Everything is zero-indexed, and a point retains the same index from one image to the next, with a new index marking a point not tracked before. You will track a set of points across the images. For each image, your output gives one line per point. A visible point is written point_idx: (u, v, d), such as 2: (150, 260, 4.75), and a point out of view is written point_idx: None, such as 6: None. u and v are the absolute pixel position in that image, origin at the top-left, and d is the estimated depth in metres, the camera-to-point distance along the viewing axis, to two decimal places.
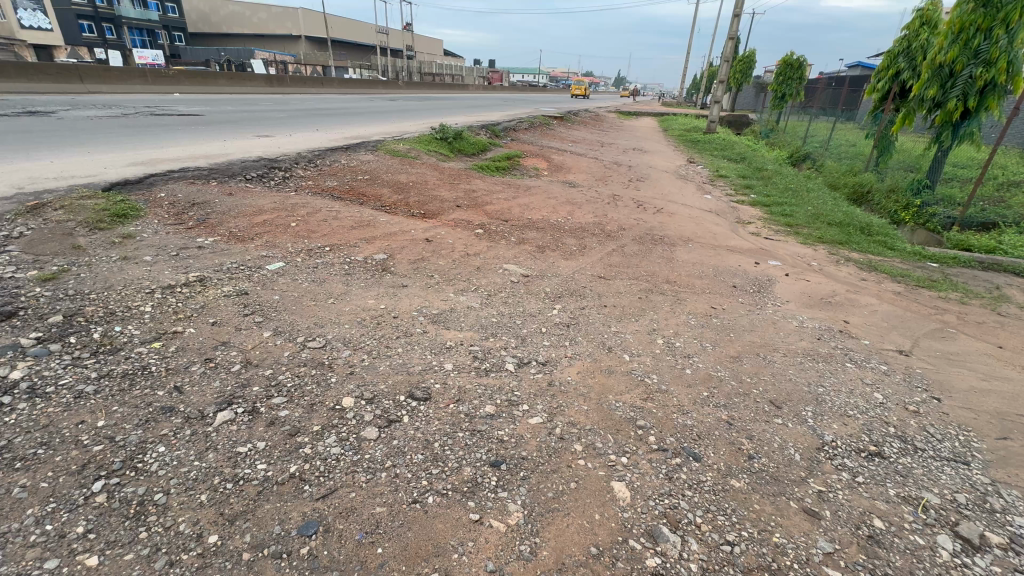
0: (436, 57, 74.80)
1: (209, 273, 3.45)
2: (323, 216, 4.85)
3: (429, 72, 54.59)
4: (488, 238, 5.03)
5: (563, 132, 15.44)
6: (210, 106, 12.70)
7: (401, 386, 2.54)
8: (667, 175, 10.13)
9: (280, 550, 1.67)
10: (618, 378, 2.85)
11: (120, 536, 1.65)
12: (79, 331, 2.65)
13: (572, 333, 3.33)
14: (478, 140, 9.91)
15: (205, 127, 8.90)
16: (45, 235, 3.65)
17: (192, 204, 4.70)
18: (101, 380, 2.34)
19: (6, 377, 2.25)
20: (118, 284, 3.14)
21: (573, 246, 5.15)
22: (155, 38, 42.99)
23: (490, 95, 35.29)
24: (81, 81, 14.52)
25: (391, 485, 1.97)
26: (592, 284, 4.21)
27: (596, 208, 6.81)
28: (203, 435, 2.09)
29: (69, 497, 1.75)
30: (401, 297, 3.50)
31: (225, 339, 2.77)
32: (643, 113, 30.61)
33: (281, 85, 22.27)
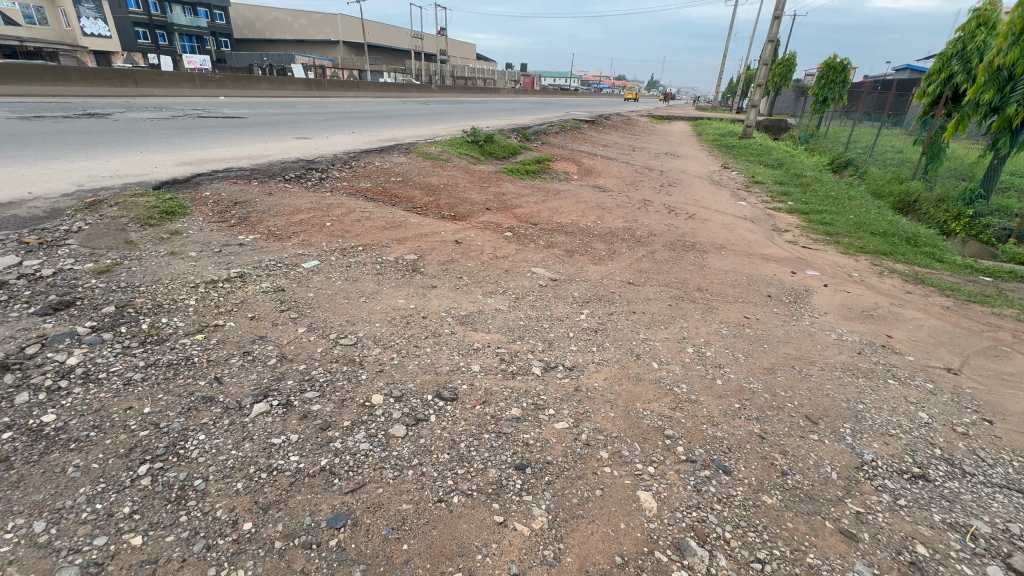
0: (468, 61, 75.68)
1: (248, 270, 3.58)
2: (356, 216, 4.97)
3: (461, 75, 55.43)
4: (517, 241, 5.05)
5: (595, 136, 15.35)
6: (251, 110, 13.26)
7: (429, 385, 2.58)
8: (700, 180, 9.93)
9: (310, 540, 1.72)
10: (646, 386, 2.80)
11: (162, 519, 1.73)
12: (129, 321, 2.80)
13: (599, 338, 3.30)
14: (509, 143, 9.96)
15: (247, 129, 9.28)
16: (100, 229, 3.87)
17: (234, 203, 4.88)
18: (147, 369, 2.46)
19: (64, 362, 2.40)
20: (166, 278, 3.31)
21: (603, 251, 5.12)
22: (204, 44, 45.03)
23: (521, 98, 35.41)
24: (135, 85, 15.37)
25: (418, 483, 2.00)
26: (621, 290, 4.17)
27: (626, 212, 6.73)
28: (241, 425, 2.18)
29: (117, 479, 1.85)
30: (431, 298, 3.56)
31: (263, 333, 2.87)
32: (675, 116, 30.15)
33: (319, 88, 22.97)
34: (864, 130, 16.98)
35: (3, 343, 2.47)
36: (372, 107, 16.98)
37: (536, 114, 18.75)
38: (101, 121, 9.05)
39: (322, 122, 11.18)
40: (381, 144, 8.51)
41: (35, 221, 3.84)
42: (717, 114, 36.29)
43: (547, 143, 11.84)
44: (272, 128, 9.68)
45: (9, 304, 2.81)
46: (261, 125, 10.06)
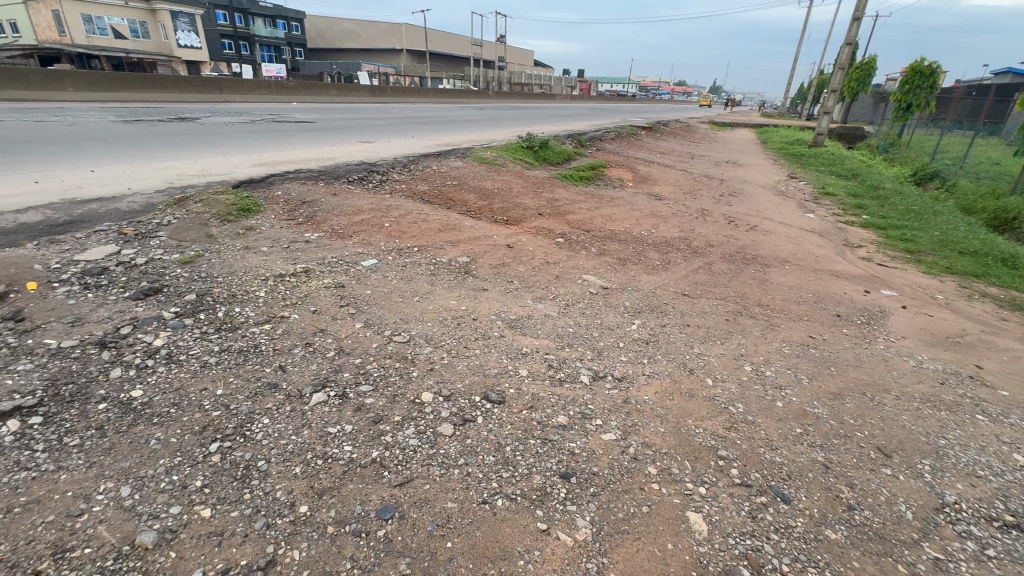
0: (526, 68, 76.57)
1: (313, 266, 3.78)
2: (413, 218, 5.14)
3: (518, 81, 56.14)
4: (569, 247, 5.02)
5: (652, 142, 15.04)
6: (320, 114, 14.12)
7: (477, 387, 2.61)
8: (764, 191, 9.44)
9: (359, 529, 1.78)
10: (699, 403, 2.70)
11: (229, 494, 1.86)
12: (207, 308, 3.04)
13: (651, 350, 3.21)
14: (564, 149, 9.94)
15: (316, 133, 9.84)
16: (186, 223, 4.23)
17: (303, 203, 5.18)
18: (222, 354, 2.66)
19: (152, 343, 2.65)
20: (240, 270, 3.55)
21: (657, 261, 4.98)
22: (281, 54, 48.40)
23: (576, 104, 35.42)
24: (220, 91, 16.85)
25: (463, 482, 2.03)
26: (675, 301, 4.05)
27: (682, 222, 6.53)
28: (301, 412, 2.30)
29: (192, 454, 2.01)
30: (481, 300, 3.61)
31: (323, 326, 3.02)
32: (738, 123, 28.95)
33: (382, 95, 24.05)
34: (955, 139, 15.54)
35: (103, 322, 2.75)
36: (432, 113, 17.58)
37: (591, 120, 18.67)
38: (191, 124, 9.95)
39: (384, 127, 11.71)
40: (439, 148, 8.75)
41: (133, 215, 4.25)
42: (786, 121, 34.50)
43: (602, 149, 11.73)
44: (338, 132, 10.21)
45: (109, 289, 3.12)
46: (330, 129, 10.69)
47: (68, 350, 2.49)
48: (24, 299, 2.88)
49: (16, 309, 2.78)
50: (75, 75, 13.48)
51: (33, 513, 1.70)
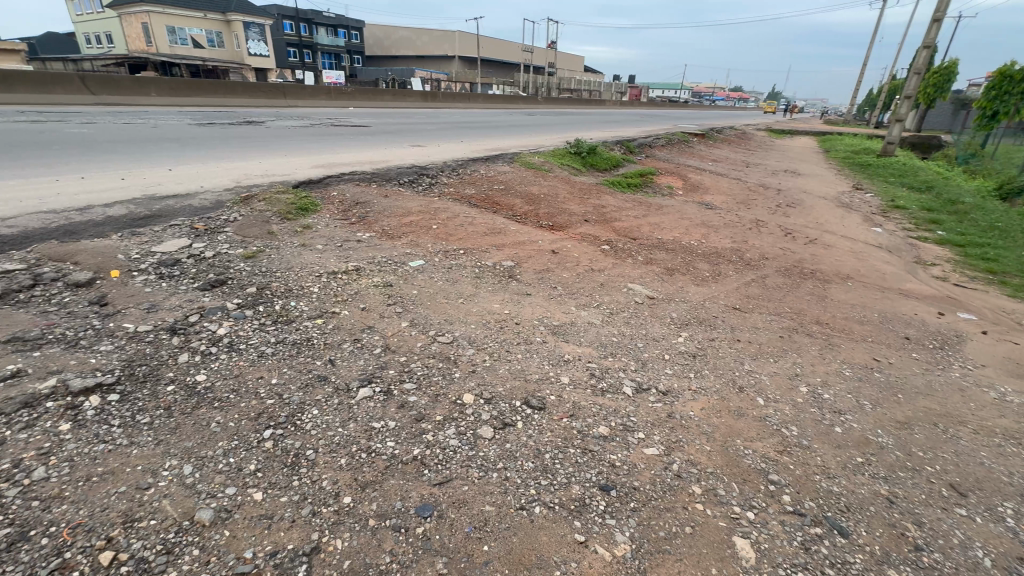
0: (576, 73, 76.35)
1: (363, 265, 3.92)
2: (460, 221, 5.22)
3: (567, 87, 56.11)
4: (614, 255, 4.94)
5: (705, 149, 14.59)
6: (375, 119, 14.64)
7: (518, 391, 2.60)
8: (825, 202, 8.92)
9: (399, 524, 1.82)
10: (748, 422, 2.57)
11: (279, 480, 1.95)
12: (266, 301, 3.21)
13: (698, 364, 3.10)
14: (612, 155, 9.81)
15: (370, 137, 10.20)
16: (250, 220, 4.49)
17: (356, 203, 5.38)
18: (277, 345, 2.80)
19: (216, 331, 2.82)
20: (297, 266, 3.73)
21: (706, 272, 4.82)
22: (340, 61, 50.75)
23: (625, 110, 34.99)
24: (284, 97, 17.86)
25: (502, 486, 2.02)
26: (725, 315, 3.89)
27: (734, 232, 6.27)
28: (347, 405, 2.38)
29: (248, 439, 2.12)
30: (525, 305, 3.61)
31: (371, 323, 3.12)
32: (798, 130, 27.60)
33: (434, 99, 24.66)
34: None
35: (174, 310, 2.96)
36: (481, 118, 17.85)
37: (641, 126, 18.37)
38: (257, 127, 10.64)
39: (434, 131, 12.01)
40: (487, 152, 8.85)
41: (203, 211, 4.56)
42: (852, 129, 32.50)
43: (652, 156, 11.50)
44: (391, 136, 10.52)
45: (180, 279, 3.36)
46: (383, 133, 11.08)
47: (143, 334, 2.70)
48: (108, 286, 3.15)
49: (101, 295, 3.04)
50: (159, 82, 14.72)
51: (109, 483, 1.84)
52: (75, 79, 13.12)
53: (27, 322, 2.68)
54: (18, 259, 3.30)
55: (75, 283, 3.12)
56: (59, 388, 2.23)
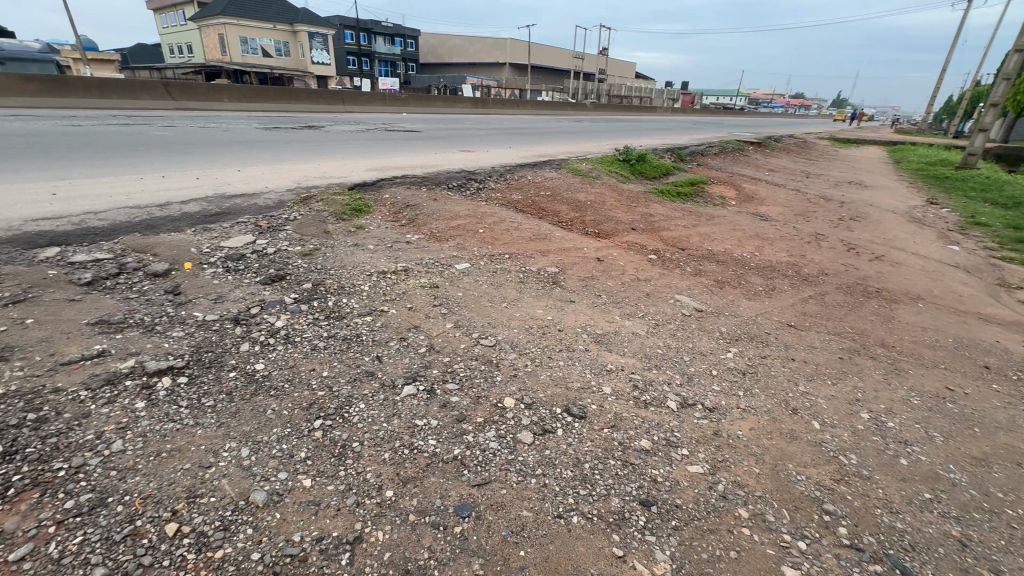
0: (626, 80, 75.45)
1: (412, 266, 4.03)
2: (506, 226, 5.27)
3: (617, 93, 55.55)
4: (661, 265, 4.82)
5: (760, 158, 14.02)
6: (427, 124, 15.00)
7: (559, 398, 2.59)
8: (894, 216, 8.33)
9: (438, 521, 1.85)
10: (801, 446, 2.44)
11: (327, 469, 2.03)
12: (320, 297, 3.36)
13: (748, 382, 2.97)
14: (662, 163, 9.61)
15: (422, 142, 10.48)
16: (308, 220, 4.73)
17: (407, 206, 5.55)
18: (329, 339, 2.92)
19: (275, 323, 2.99)
20: (349, 265, 3.89)
21: (759, 286, 4.62)
22: (395, 69, 52.65)
23: (676, 117, 34.19)
24: (342, 103, 18.73)
25: (540, 493, 2.02)
26: (778, 332, 3.71)
27: (791, 246, 5.98)
28: (392, 402, 2.45)
29: (300, 427, 2.23)
30: (568, 312, 3.59)
31: (417, 323, 3.20)
32: (865, 140, 25.97)
33: (484, 106, 25.05)
34: None
35: (238, 302, 3.16)
36: (530, 124, 17.95)
37: (693, 134, 17.89)
38: (317, 131, 11.21)
39: (483, 137, 12.23)
40: (534, 158, 8.90)
41: (267, 210, 4.84)
42: (927, 139, 30.19)
43: (704, 164, 11.17)
44: (441, 141, 10.78)
45: (244, 273, 3.58)
46: (435, 138, 11.35)
47: (210, 323, 2.89)
48: (182, 276, 3.41)
49: (175, 285, 3.29)
50: (231, 89, 15.82)
51: (176, 460, 1.99)
52: (159, 86, 14.32)
53: (111, 307, 2.94)
54: (106, 249, 3.63)
55: (154, 273, 3.40)
56: (137, 368, 2.43)
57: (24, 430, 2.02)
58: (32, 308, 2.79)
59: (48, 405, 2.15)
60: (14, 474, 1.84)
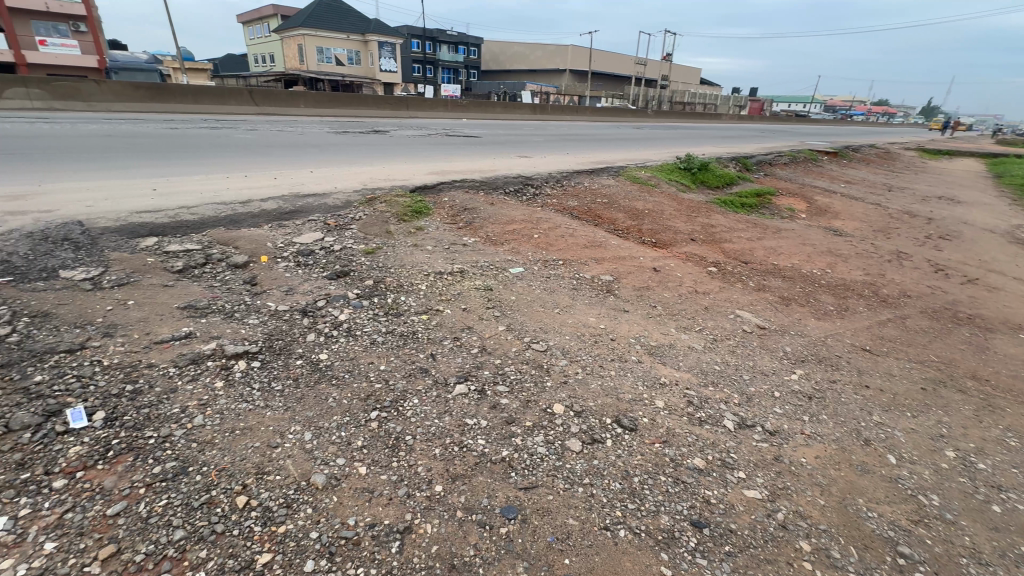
0: (690, 85, 73.24)
1: (468, 268, 4.12)
2: (561, 232, 5.27)
3: (680, 100, 54.03)
4: (722, 278, 4.63)
5: (836, 169, 13.12)
6: (488, 130, 15.27)
7: (609, 409, 2.55)
8: (993, 237, 7.52)
9: (484, 521, 1.88)
10: (873, 481, 2.26)
11: (381, 459, 2.12)
12: (381, 294, 3.51)
13: (814, 407, 2.78)
14: (726, 172, 9.24)
15: (481, 147, 10.69)
16: (372, 219, 4.95)
17: (464, 209, 5.68)
18: (387, 335, 3.05)
19: (338, 316, 3.16)
20: (408, 265, 4.03)
21: (831, 305, 4.32)
22: (458, 76, 54.12)
23: (743, 125, 32.69)
24: (406, 108, 19.45)
25: (586, 502, 2.00)
26: (850, 355, 3.45)
27: (868, 263, 5.55)
28: (444, 399, 2.52)
29: (358, 417, 2.34)
30: (621, 321, 3.53)
31: (471, 324, 3.27)
32: (959, 151, 23.63)
33: (542, 112, 25.16)
34: None
35: (306, 295, 3.37)
36: (589, 131, 17.80)
37: (761, 142, 17.08)
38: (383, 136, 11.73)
39: (540, 142, 12.32)
40: (592, 165, 8.83)
41: (335, 209, 5.13)
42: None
43: (772, 174, 10.61)
44: (500, 147, 10.93)
45: (313, 267, 3.81)
46: (493, 144, 11.52)
47: (281, 313, 3.11)
48: (258, 268, 3.68)
49: (252, 276, 3.56)
50: (307, 95, 16.89)
51: (247, 437, 2.15)
52: (245, 92, 15.53)
53: (198, 293, 3.22)
54: (196, 241, 3.99)
55: (235, 264, 3.70)
56: (218, 351, 2.65)
57: (123, 399, 2.26)
58: (133, 291, 3.12)
59: (143, 378, 2.39)
60: (113, 438, 2.07)
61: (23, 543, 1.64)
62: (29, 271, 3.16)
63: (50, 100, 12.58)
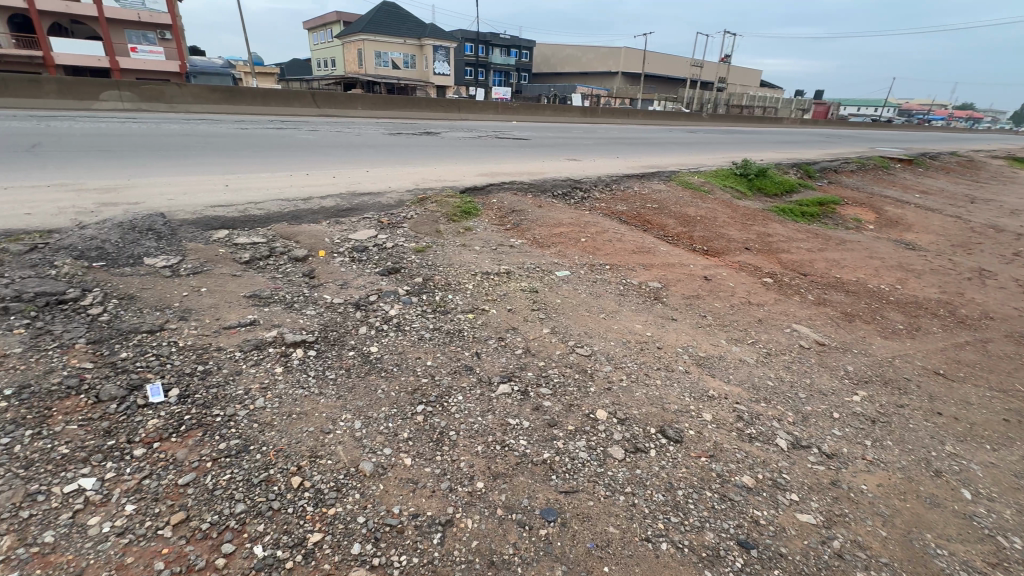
0: (749, 88, 70.27)
1: (514, 269, 4.16)
2: (609, 236, 5.21)
3: (738, 104, 51.98)
4: (778, 290, 4.42)
5: (911, 178, 12.18)
6: (537, 133, 15.32)
7: (654, 418, 2.50)
8: None
9: (524, 521, 1.89)
10: (944, 516, 2.09)
11: (425, 452, 2.18)
12: (429, 292, 3.61)
13: (878, 431, 2.61)
14: (786, 179, 8.80)
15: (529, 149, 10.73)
16: (423, 219, 5.09)
17: (512, 211, 5.72)
18: (434, 331, 3.12)
19: (389, 311, 3.28)
20: (456, 264, 4.11)
21: (899, 324, 4.03)
22: (509, 79, 54.58)
23: (806, 129, 30.99)
24: (458, 110, 19.81)
25: (627, 511, 1.97)
26: (920, 378, 3.21)
27: (944, 281, 5.12)
28: (488, 398, 2.55)
29: (404, 409, 2.41)
30: (669, 329, 3.45)
31: (516, 325, 3.29)
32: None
33: (593, 115, 24.91)
34: None
35: (359, 289, 3.51)
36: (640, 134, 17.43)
37: (825, 148, 16.13)
38: (435, 138, 12.03)
39: (590, 146, 12.21)
40: (642, 169, 8.66)
41: (389, 208, 5.31)
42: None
43: (837, 182, 10.01)
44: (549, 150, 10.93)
45: (366, 263, 3.97)
46: (543, 146, 11.55)
47: (336, 305, 3.26)
48: (317, 262, 3.88)
49: (311, 269, 3.76)
50: (364, 98, 17.57)
51: (302, 422, 2.27)
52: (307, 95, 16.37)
53: (262, 284, 3.43)
54: (261, 234, 4.24)
55: (296, 257, 3.91)
56: (278, 338, 2.82)
57: (195, 378, 2.45)
58: (206, 279, 3.37)
59: (213, 360, 2.58)
60: (186, 413, 2.24)
61: (108, 503, 1.81)
62: (118, 258, 3.48)
63: (138, 102, 13.74)
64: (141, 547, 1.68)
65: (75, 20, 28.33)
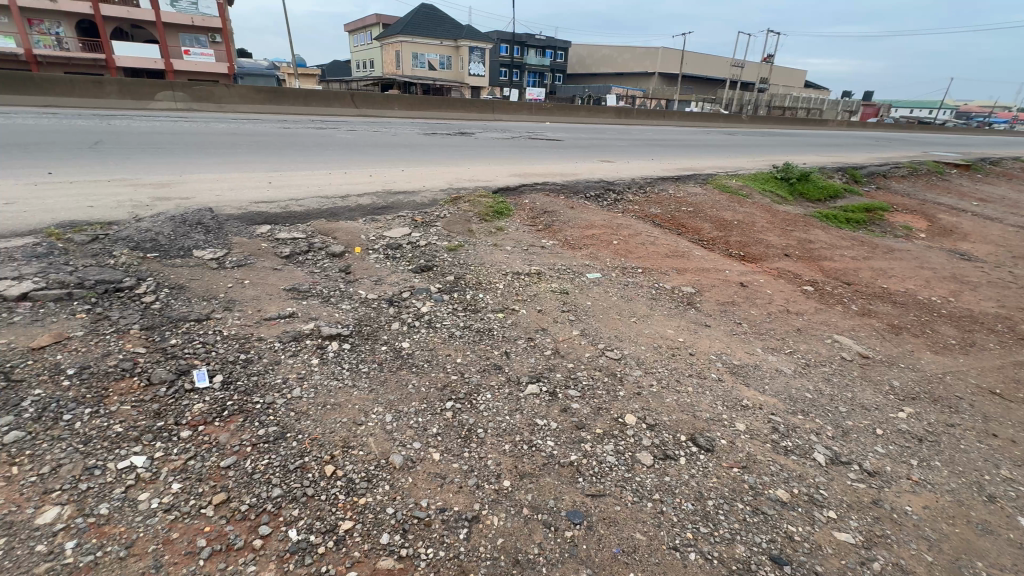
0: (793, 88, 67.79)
1: (545, 270, 4.16)
2: (642, 239, 5.14)
3: (780, 106, 50.25)
4: (819, 299, 4.25)
5: (969, 184, 11.47)
6: (570, 133, 15.24)
7: (684, 425, 2.45)
8: None
9: (550, 522, 1.89)
10: (997, 544, 1.96)
11: (453, 448, 2.21)
12: (460, 290, 3.65)
13: (925, 450, 2.47)
14: (831, 183, 8.45)
15: (562, 150, 10.71)
16: (456, 218, 5.16)
17: (544, 212, 5.72)
18: (465, 329, 3.16)
19: (420, 308, 3.34)
20: (487, 263, 4.14)
21: (952, 338, 3.80)
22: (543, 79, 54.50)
23: (853, 132, 29.65)
24: (492, 111, 19.94)
25: (655, 518, 1.94)
26: (974, 397, 3.03)
27: (1004, 294, 4.81)
28: (516, 397, 2.56)
29: (434, 405, 2.45)
30: (702, 336, 3.37)
31: (545, 326, 3.29)
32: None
33: (628, 116, 24.58)
34: None
35: (393, 286, 3.59)
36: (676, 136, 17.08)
37: (875, 152, 15.38)
38: (469, 138, 12.14)
39: (624, 147, 12.05)
40: (678, 172, 8.50)
41: (422, 206, 5.40)
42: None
43: (886, 188, 9.54)
44: (582, 151, 10.87)
45: (400, 261, 4.05)
46: (576, 147, 11.48)
47: (371, 301, 3.34)
48: (353, 258, 3.98)
49: (347, 265, 3.87)
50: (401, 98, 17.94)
51: (336, 413, 2.33)
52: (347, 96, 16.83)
53: (301, 278, 3.56)
54: (301, 230, 4.40)
55: (334, 252, 4.03)
56: (315, 331, 2.91)
57: (237, 366, 2.56)
58: (249, 272, 3.52)
59: (254, 349, 2.69)
60: (229, 399, 2.35)
61: (156, 481, 1.92)
62: (170, 249, 3.68)
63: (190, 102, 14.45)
64: (186, 523, 1.78)
65: (135, 25, 30.03)
